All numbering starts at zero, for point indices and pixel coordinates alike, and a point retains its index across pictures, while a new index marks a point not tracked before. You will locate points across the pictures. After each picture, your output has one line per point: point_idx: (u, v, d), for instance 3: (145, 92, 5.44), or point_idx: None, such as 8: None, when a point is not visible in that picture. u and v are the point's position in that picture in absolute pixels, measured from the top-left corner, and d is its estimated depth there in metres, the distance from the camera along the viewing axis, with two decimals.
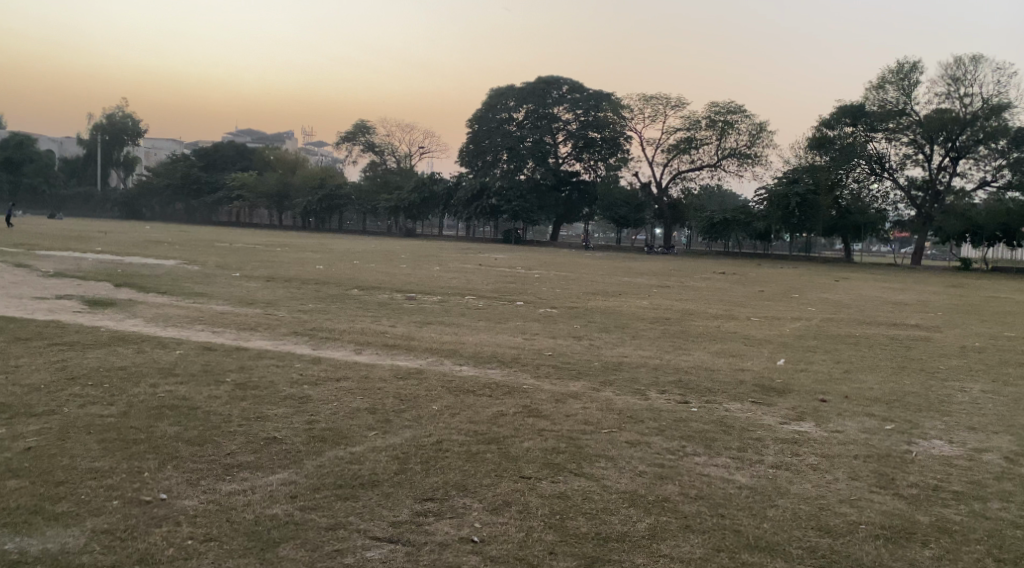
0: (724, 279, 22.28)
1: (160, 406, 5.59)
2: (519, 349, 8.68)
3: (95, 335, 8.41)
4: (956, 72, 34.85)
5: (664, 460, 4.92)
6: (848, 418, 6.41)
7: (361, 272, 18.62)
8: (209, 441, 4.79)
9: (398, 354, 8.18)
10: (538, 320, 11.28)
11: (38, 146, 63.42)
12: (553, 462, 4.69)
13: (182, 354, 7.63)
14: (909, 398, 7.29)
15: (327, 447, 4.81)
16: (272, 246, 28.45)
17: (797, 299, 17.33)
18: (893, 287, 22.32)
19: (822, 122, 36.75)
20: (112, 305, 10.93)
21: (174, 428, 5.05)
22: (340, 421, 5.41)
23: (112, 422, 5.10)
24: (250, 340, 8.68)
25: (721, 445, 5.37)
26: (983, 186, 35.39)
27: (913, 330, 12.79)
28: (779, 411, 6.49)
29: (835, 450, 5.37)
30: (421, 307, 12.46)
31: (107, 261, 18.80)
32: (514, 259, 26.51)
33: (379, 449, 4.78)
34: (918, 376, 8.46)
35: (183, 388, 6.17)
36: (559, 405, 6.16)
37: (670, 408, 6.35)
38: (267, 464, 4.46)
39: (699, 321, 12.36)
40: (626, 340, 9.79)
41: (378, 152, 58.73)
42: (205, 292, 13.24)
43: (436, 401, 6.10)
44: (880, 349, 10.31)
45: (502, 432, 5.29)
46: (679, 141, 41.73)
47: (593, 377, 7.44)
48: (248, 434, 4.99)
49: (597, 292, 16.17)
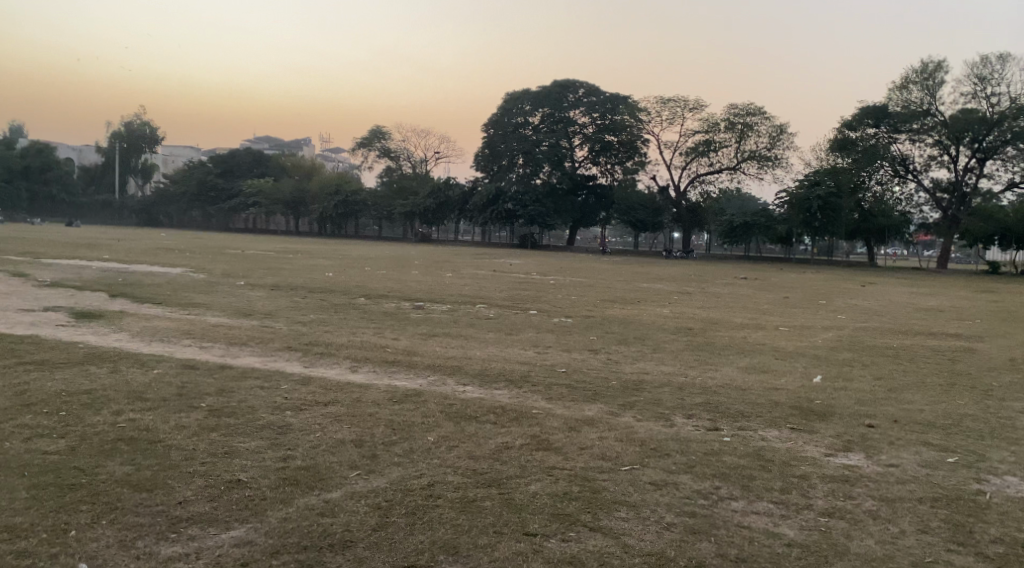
0: (747, 284, 21.48)
1: (115, 439, 4.87)
2: (530, 366, 7.91)
3: (71, 353, 7.72)
4: (982, 71, 33.84)
5: (695, 507, 4.19)
6: (903, 447, 5.65)
7: (372, 279, 17.94)
8: (159, 487, 4.06)
9: (397, 371, 7.46)
10: (551, 332, 10.51)
11: (56, 154, 63.31)
12: (563, 514, 3.97)
13: (160, 374, 6.96)
14: (967, 423, 6.49)
15: (298, 492, 4.10)
16: (285, 253, 27.74)
17: (824, 306, 16.49)
18: (924, 293, 21.40)
19: (844, 123, 35.91)
20: (101, 318, 10.25)
21: (124, 468, 4.33)
22: (320, 458, 4.69)
23: (53, 462, 4.38)
24: (240, 357, 7.99)
25: (761, 486, 4.62)
26: (1012, 188, 34.35)
27: (953, 339, 11.97)
28: (823, 440, 5.73)
29: (893, 492, 4.62)
30: (429, 317, 11.73)
31: (111, 269, 18.17)
32: (529, 265, 25.84)
33: (359, 496, 4.05)
34: (971, 395, 7.66)
35: (149, 415, 5.46)
36: (572, 435, 5.41)
37: (699, 437, 5.59)
38: (221, 517, 3.76)
39: (724, 331, 11.58)
40: (647, 353, 9.07)
41: (393, 158, 58.21)
42: (203, 303, 12.57)
43: (432, 431, 5.38)
44: (922, 362, 9.51)
45: (505, 470, 4.56)
46: (697, 144, 40.91)
47: (610, 399, 6.66)
48: (208, 476, 4.27)
49: (614, 300, 15.40)
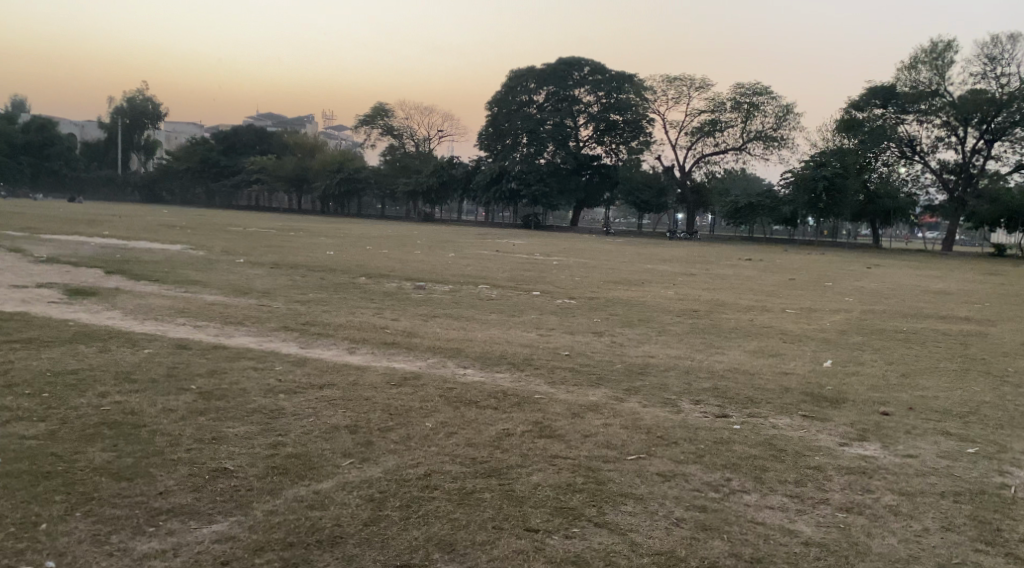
0: (751, 266, 21.23)
1: (98, 423, 4.64)
2: (532, 349, 7.68)
3: (60, 330, 7.50)
4: (991, 51, 33.34)
5: (706, 501, 3.99)
6: (920, 437, 5.41)
7: (374, 258, 17.71)
8: (138, 475, 3.84)
9: (395, 353, 7.24)
10: (554, 313, 10.30)
11: (59, 129, 62.86)
12: (567, 507, 3.76)
13: (151, 354, 6.74)
14: (984, 411, 6.25)
15: (286, 483, 3.87)
16: (288, 231, 27.48)
17: (830, 288, 16.24)
18: (929, 275, 21.11)
19: (851, 104, 35.49)
20: (94, 295, 10.02)
21: (104, 456, 4.10)
22: (312, 445, 4.47)
23: (30, 448, 4.16)
24: (233, 337, 7.76)
25: (774, 477, 4.39)
26: (1019, 170, 33.98)
27: (963, 323, 11.73)
28: (837, 429, 5.49)
29: (912, 486, 4.39)
30: (429, 297, 11.49)
31: (110, 245, 17.93)
32: (531, 245, 25.61)
33: (351, 487, 3.84)
34: (986, 381, 7.41)
35: (135, 399, 5.24)
36: (575, 422, 5.18)
37: (707, 425, 5.36)
38: (205, 509, 3.56)
39: (730, 313, 11.34)
40: (651, 336, 8.85)
41: (396, 135, 57.72)
42: (201, 281, 12.33)
43: (431, 416, 5.15)
44: (934, 347, 9.26)
45: (506, 459, 4.34)
46: (703, 124, 40.49)
47: (615, 384, 6.43)
48: (193, 464, 4.05)
49: (619, 281, 15.13)
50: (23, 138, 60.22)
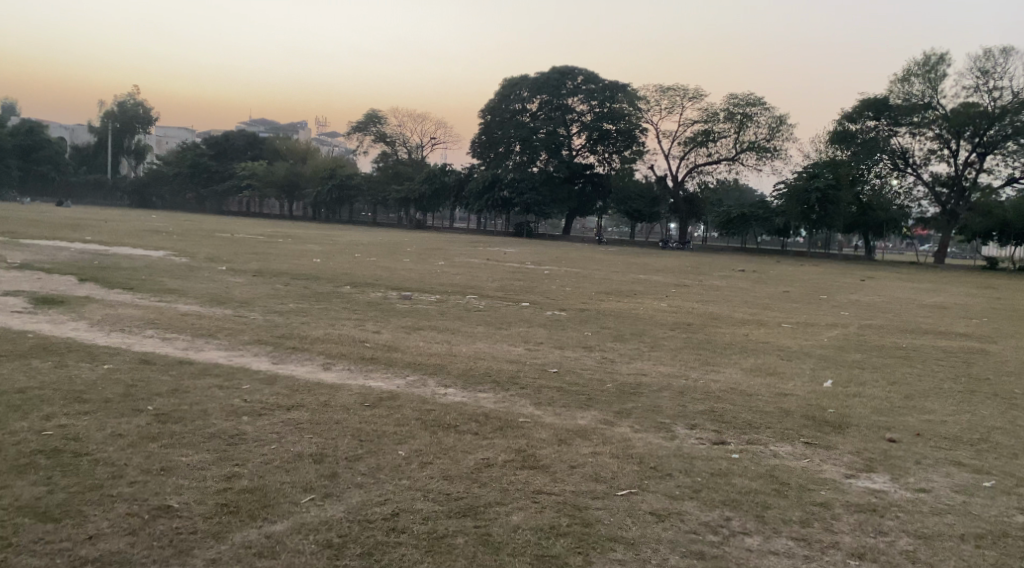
0: (745, 277, 20.81)
1: (35, 450, 4.23)
2: (519, 365, 7.28)
3: (17, 343, 7.06)
4: (984, 64, 33.17)
5: (703, 546, 3.65)
6: (931, 468, 5.03)
7: (360, 267, 17.24)
8: (68, 514, 3.51)
9: (373, 371, 6.80)
10: (543, 326, 9.90)
11: (48, 132, 62.17)
12: (545, 557, 3.45)
13: (111, 370, 6.30)
14: (996, 438, 5.87)
15: (235, 524, 3.53)
16: (276, 237, 26.90)
17: (826, 301, 15.84)
18: (925, 289, 20.72)
19: (844, 115, 35.29)
20: (62, 304, 9.55)
21: (36, 488, 3.73)
22: (271, 477, 4.05)
23: None
24: (203, 351, 7.31)
25: (777, 516, 4.00)
26: (1012, 183, 33.76)
27: (964, 340, 11.35)
28: (843, 459, 5.10)
29: (928, 527, 4.01)
30: (414, 308, 11.06)
31: (89, 251, 17.40)
32: (523, 254, 25.10)
33: (308, 530, 3.52)
34: (995, 404, 7.03)
35: (83, 421, 4.81)
36: (562, 451, 4.77)
37: (705, 454, 4.97)
38: (140, 559, 3.29)
39: (725, 328, 10.93)
40: (644, 352, 8.46)
41: (388, 142, 57.23)
42: (177, 289, 11.84)
43: (404, 444, 4.73)
44: (937, 365, 8.87)
45: (484, 496, 3.94)
46: (696, 134, 40.23)
47: (606, 405, 6.03)
48: (135, 498, 3.68)
49: (610, 292, 14.73)
50: (13, 141, 59.41)
